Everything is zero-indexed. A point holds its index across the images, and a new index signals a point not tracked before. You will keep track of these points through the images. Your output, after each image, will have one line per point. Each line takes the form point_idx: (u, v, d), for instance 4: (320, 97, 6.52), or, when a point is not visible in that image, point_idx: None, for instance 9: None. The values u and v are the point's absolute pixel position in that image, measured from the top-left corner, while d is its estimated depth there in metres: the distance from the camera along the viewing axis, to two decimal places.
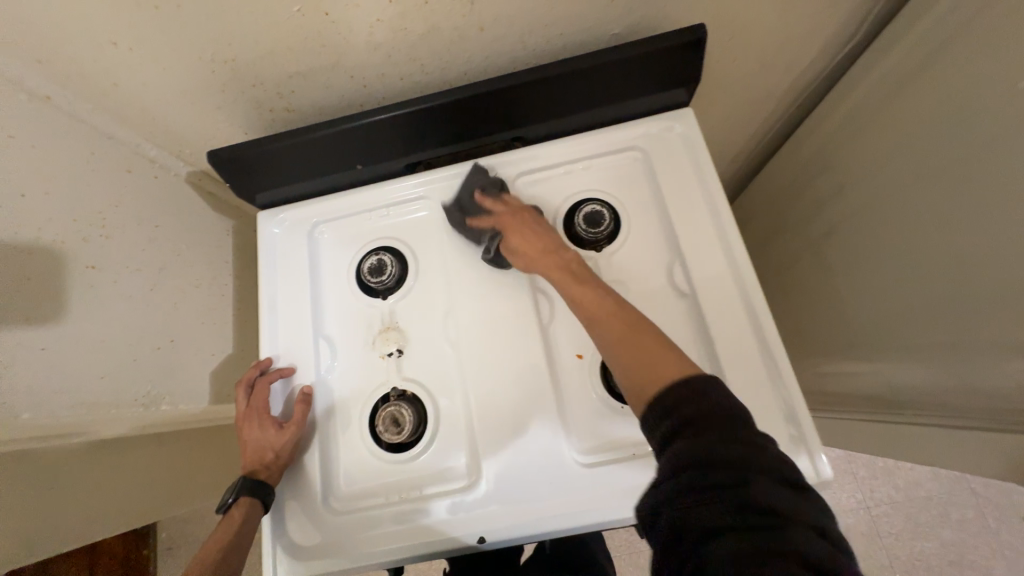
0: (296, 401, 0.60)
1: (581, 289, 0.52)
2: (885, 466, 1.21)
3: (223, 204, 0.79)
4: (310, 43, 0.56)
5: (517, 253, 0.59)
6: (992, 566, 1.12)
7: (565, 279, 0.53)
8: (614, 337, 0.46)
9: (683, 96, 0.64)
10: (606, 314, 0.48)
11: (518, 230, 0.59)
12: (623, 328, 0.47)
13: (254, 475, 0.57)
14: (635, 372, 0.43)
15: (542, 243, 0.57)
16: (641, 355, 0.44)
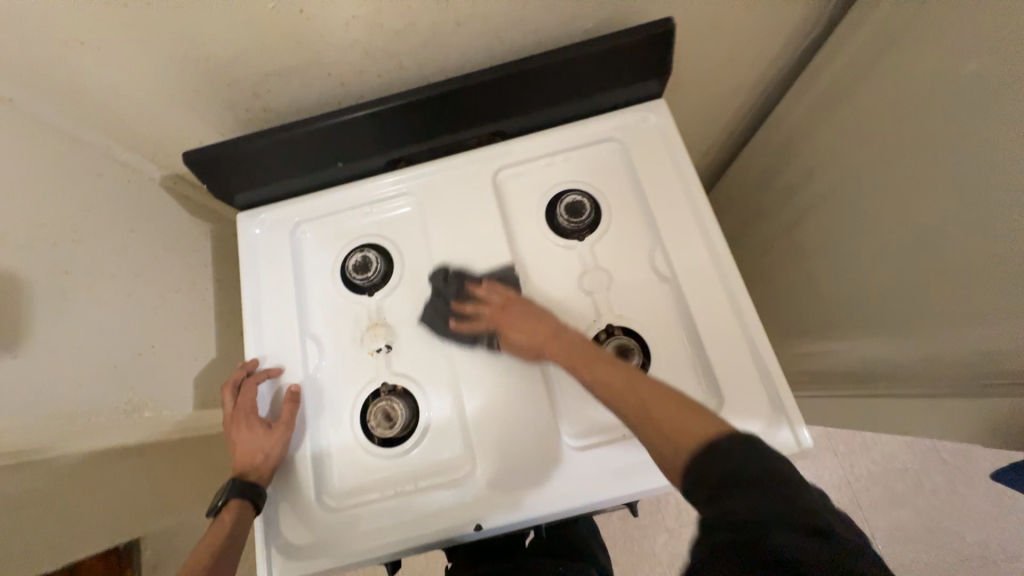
0: (284, 400, 0.59)
1: (588, 362, 0.50)
2: (862, 442, 1.27)
3: (199, 207, 0.78)
4: (285, 41, 0.56)
5: (518, 347, 0.57)
6: (963, 531, 1.18)
7: (573, 359, 0.51)
8: (635, 415, 0.44)
9: (657, 87, 0.66)
10: (616, 388, 0.47)
11: (511, 323, 0.57)
12: (639, 398, 0.45)
13: (243, 477, 0.56)
14: (668, 448, 0.41)
15: (538, 329, 0.55)
16: (665, 420, 0.42)
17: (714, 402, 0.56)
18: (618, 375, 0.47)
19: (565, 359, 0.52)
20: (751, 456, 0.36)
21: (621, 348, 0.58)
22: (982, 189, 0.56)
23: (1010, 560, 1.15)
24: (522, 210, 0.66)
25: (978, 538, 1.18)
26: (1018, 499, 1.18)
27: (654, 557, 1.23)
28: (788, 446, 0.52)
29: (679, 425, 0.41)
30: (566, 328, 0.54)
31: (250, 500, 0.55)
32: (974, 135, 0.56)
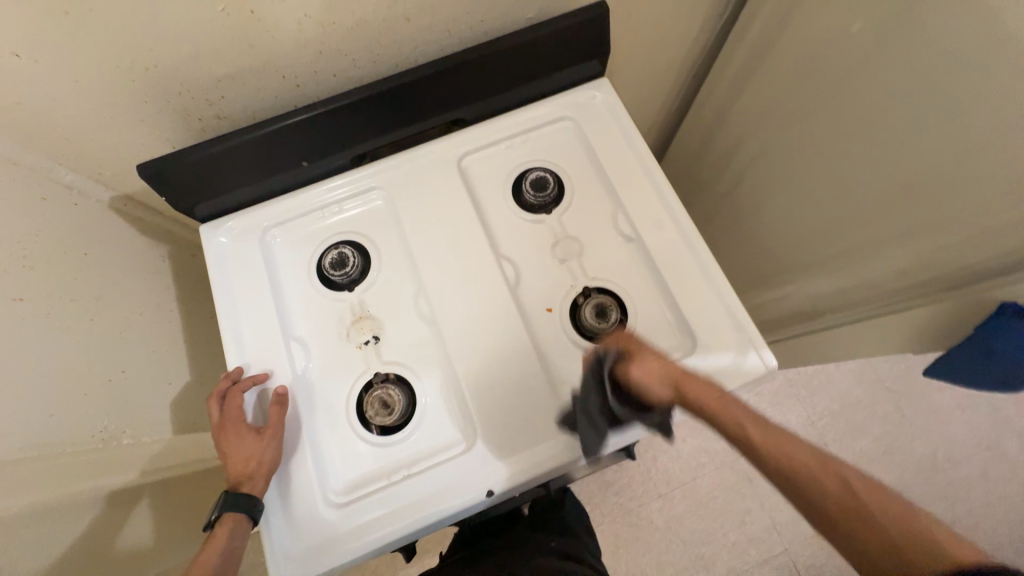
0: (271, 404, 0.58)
1: (770, 431, 0.45)
2: (819, 383, 1.38)
3: (155, 230, 0.74)
4: (236, 44, 0.56)
5: (651, 381, 0.52)
6: (914, 448, 1.32)
7: (736, 412, 0.47)
8: (839, 508, 0.41)
9: (598, 68, 0.72)
10: (817, 478, 0.42)
11: (644, 350, 0.53)
12: (846, 494, 0.41)
13: (235, 488, 0.55)
14: (885, 555, 0.38)
15: (677, 369, 0.51)
16: (891, 530, 0.39)
17: (688, 342, 0.61)
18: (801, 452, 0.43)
19: (722, 412, 0.47)
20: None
21: (600, 306, 0.62)
22: (879, 130, 0.66)
23: (954, 465, 1.30)
24: (489, 192, 0.69)
25: (928, 452, 1.32)
26: (954, 411, 1.34)
27: (653, 524, 1.28)
28: (758, 369, 0.58)
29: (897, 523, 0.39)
30: (711, 379, 0.51)
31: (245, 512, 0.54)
32: (866, 85, 0.65)
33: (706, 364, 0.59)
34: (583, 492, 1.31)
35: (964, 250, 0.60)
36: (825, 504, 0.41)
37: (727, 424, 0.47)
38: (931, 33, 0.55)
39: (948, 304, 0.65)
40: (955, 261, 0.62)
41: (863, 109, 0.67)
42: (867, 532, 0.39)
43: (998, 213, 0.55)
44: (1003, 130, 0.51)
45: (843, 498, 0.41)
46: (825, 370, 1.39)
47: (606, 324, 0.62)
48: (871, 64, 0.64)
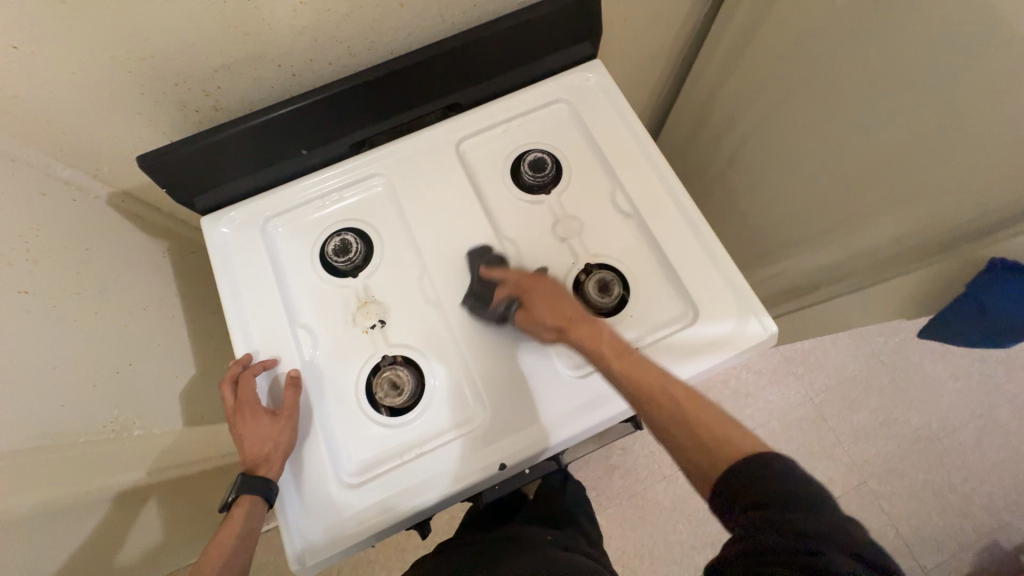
0: (285, 386, 0.58)
1: (630, 363, 0.52)
2: (815, 359, 1.41)
3: (153, 226, 0.74)
4: (233, 33, 0.57)
5: (541, 326, 0.57)
6: (909, 419, 1.35)
7: (609, 352, 0.54)
8: (674, 420, 0.48)
9: (590, 49, 0.73)
10: (660, 395, 0.49)
11: (538, 301, 0.58)
12: (682, 411, 0.48)
13: (252, 470, 0.55)
14: (693, 450, 0.46)
15: (563, 315, 0.56)
16: (704, 435, 0.46)
17: (690, 312, 0.62)
18: (650, 375, 0.51)
19: (597, 349, 0.54)
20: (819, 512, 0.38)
21: (602, 282, 0.63)
22: (865, 100, 0.67)
23: (948, 434, 1.33)
24: (489, 175, 0.70)
25: (923, 423, 1.35)
26: (946, 381, 1.37)
27: (659, 505, 1.30)
28: (759, 335, 0.59)
29: (708, 427, 0.46)
30: (596, 321, 0.56)
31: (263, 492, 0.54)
32: (852, 56, 0.67)
33: (707, 333, 0.60)
34: (589, 477, 1.33)
35: (954, 212, 0.62)
36: (658, 416, 0.49)
37: (599, 358, 0.54)
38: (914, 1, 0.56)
39: (939, 268, 0.67)
40: (945, 225, 0.64)
41: (850, 81, 0.68)
42: (689, 435, 0.46)
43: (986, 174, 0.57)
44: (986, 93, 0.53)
45: (679, 410, 0.48)
46: (820, 347, 1.41)
47: (609, 298, 0.63)
48: (856, 35, 0.65)
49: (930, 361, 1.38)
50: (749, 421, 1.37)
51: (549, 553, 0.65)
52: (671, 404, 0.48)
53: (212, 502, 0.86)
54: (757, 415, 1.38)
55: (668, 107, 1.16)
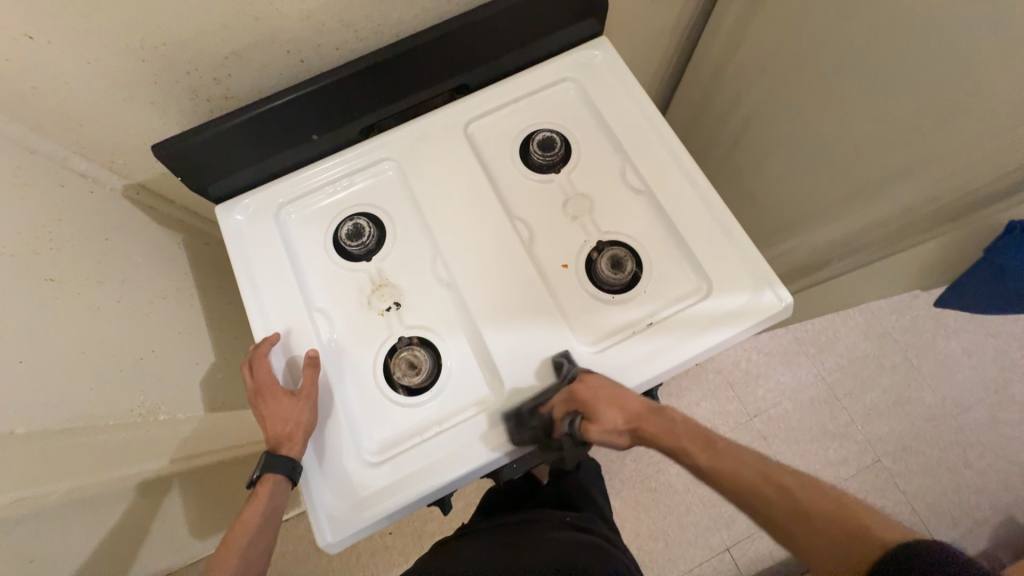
0: (303, 366, 0.59)
1: (719, 458, 0.49)
2: (827, 339, 1.40)
3: (167, 218, 0.75)
4: (241, 18, 0.57)
5: (612, 432, 0.54)
6: (923, 397, 1.34)
7: (686, 443, 0.51)
8: (793, 519, 0.44)
9: (596, 27, 0.73)
10: (764, 492, 0.46)
11: (600, 407, 0.54)
12: (794, 504, 0.44)
13: (275, 449, 0.56)
14: (828, 549, 0.41)
15: (631, 412, 0.54)
16: (837, 532, 0.41)
17: (704, 285, 0.62)
18: (746, 468, 0.48)
19: (675, 441, 0.52)
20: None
21: (615, 258, 0.63)
22: (873, 68, 0.66)
23: (963, 411, 1.33)
24: (497, 156, 0.70)
25: (937, 400, 1.34)
26: (960, 358, 1.36)
27: (672, 487, 1.30)
28: (774, 306, 0.59)
29: (837, 524, 0.42)
30: (664, 409, 0.54)
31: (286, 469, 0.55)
32: (860, 24, 0.66)
33: (722, 305, 0.60)
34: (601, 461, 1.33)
35: (968, 178, 0.61)
36: (773, 514, 0.45)
37: (683, 454, 0.51)
38: None
39: (955, 235, 0.67)
40: (961, 191, 0.63)
41: (859, 49, 0.67)
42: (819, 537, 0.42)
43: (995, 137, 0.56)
44: (1000, 55, 0.52)
45: (791, 504, 0.44)
46: (831, 327, 1.40)
47: (623, 274, 0.63)
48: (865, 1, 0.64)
49: (944, 338, 1.37)
50: (762, 402, 1.37)
51: (567, 534, 0.66)
52: (786, 507, 0.44)
53: (234, 489, 0.88)
54: (769, 396, 1.38)
55: (673, 87, 1.15)
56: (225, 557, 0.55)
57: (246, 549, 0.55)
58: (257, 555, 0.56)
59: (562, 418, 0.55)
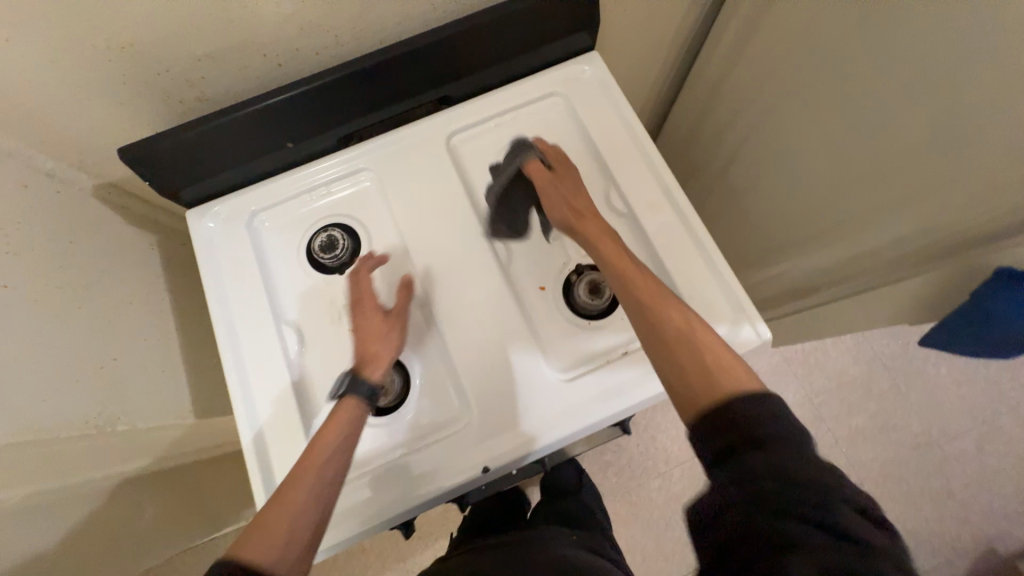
0: (398, 289, 0.60)
1: (661, 295, 0.51)
2: (815, 360, 1.39)
3: (141, 217, 0.74)
4: (215, 21, 0.55)
5: (557, 194, 0.60)
6: (909, 423, 1.33)
7: (629, 275, 0.53)
8: (682, 342, 0.48)
9: (588, 41, 0.70)
10: (678, 324, 0.49)
11: (566, 179, 0.62)
12: (696, 341, 0.48)
13: (359, 369, 0.55)
14: (692, 370, 0.46)
15: (580, 208, 0.59)
16: (711, 368, 0.46)
17: None
18: (663, 300, 0.51)
19: (618, 267, 0.54)
20: (820, 464, 0.38)
21: (594, 283, 0.62)
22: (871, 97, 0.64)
23: (948, 439, 1.32)
24: (479, 171, 0.69)
25: (923, 427, 1.33)
26: (948, 387, 1.35)
27: (652, 501, 1.30)
28: (752, 341, 0.58)
29: (715, 362, 0.46)
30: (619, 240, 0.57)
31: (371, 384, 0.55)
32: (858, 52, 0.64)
33: None
34: None
35: (962, 217, 0.59)
36: (670, 339, 0.49)
37: (618, 284, 0.53)
38: None
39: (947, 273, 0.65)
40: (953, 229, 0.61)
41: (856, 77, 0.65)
42: (687, 355, 0.47)
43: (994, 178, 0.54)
44: (998, 94, 0.50)
45: (693, 337, 0.48)
46: (821, 348, 1.39)
47: (599, 300, 0.62)
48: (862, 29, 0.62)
49: (933, 365, 1.35)
50: None
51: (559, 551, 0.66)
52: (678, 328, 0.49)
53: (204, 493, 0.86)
54: None
55: (671, 99, 1.13)
56: (298, 490, 0.48)
57: (321, 484, 0.49)
58: (330, 494, 0.49)
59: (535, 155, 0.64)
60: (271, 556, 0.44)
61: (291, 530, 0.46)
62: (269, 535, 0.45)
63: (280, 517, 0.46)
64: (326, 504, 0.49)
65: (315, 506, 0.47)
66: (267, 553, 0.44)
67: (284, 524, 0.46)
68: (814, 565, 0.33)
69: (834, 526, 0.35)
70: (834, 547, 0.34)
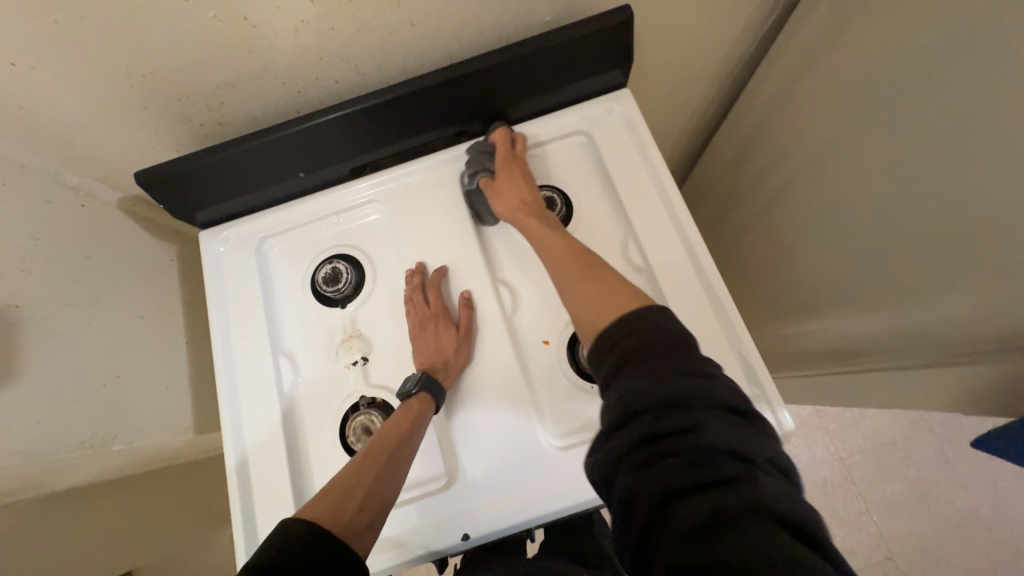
0: (462, 303, 0.59)
1: (567, 245, 0.53)
2: (851, 417, 1.28)
3: (164, 230, 0.75)
4: (232, 51, 0.54)
5: (497, 195, 0.60)
6: (954, 498, 1.20)
7: (547, 231, 0.56)
8: (582, 280, 0.49)
9: (620, 78, 0.66)
10: (579, 262, 0.51)
11: (505, 175, 0.61)
12: (593, 276, 0.49)
13: (431, 373, 0.55)
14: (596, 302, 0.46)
15: (521, 199, 0.59)
16: (602, 297, 0.46)
17: None
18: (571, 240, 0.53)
19: (536, 229, 0.56)
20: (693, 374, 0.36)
21: None
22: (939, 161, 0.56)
23: (1000, 521, 1.18)
24: None
25: (971, 504, 1.20)
26: (1005, 463, 1.20)
27: None
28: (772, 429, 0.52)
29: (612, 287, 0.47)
30: (547, 214, 0.58)
31: (437, 394, 0.54)
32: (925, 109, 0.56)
33: None
34: None
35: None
36: (571, 279, 0.50)
37: (536, 237, 0.56)
38: (1012, 53, 0.45)
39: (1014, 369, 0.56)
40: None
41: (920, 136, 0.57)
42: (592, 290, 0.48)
43: None
44: None
45: (592, 274, 0.49)
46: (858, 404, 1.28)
47: None
48: (930, 85, 0.54)
49: None
50: None
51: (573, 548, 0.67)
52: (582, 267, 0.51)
53: None
54: None
55: (714, 130, 1.06)
56: (370, 470, 0.48)
57: (389, 471, 0.49)
58: (395, 483, 0.49)
59: (479, 160, 0.62)
60: (344, 528, 0.44)
61: (361, 504, 0.46)
62: (342, 507, 0.45)
63: (353, 492, 0.46)
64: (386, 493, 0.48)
65: (384, 489, 0.48)
66: (339, 522, 0.44)
67: (356, 499, 0.46)
68: (701, 504, 0.31)
69: (707, 444, 0.33)
70: (712, 467, 0.32)
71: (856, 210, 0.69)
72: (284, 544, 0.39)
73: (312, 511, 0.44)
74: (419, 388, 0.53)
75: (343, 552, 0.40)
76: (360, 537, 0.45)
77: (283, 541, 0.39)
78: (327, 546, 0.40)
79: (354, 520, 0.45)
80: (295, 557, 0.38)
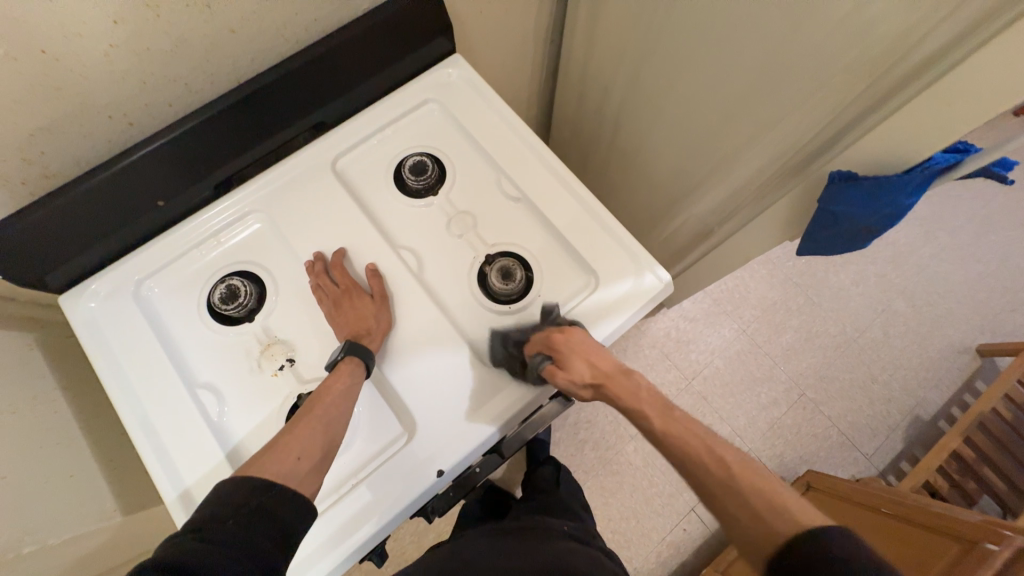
0: (368, 274, 0.62)
1: (674, 424, 0.50)
2: (740, 295, 1.51)
3: (9, 318, 0.65)
4: (39, 90, 0.50)
5: (576, 383, 0.56)
6: (827, 328, 1.49)
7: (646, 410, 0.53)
8: (716, 484, 0.46)
9: (447, 45, 0.73)
10: (694, 449, 0.48)
11: (571, 356, 0.56)
12: (727, 474, 0.45)
13: (356, 339, 0.57)
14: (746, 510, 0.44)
15: (600, 370, 0.55)
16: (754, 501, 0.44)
17: (592, 279, 0.64)
18: (692, 436, 0.49)
19: (634, 403, 0.53)
20: None
21: (504, 268, 0.64)
22: (702, 55, 0.71)
23: (861, 333, 1.49)
24: (371, 188, 0.69)
25: (840, 329, 1.49)
26: (850, 288, 1.52)
27: (632, 466, 1.35)
28: (656, 286, 0.63)
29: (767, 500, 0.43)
30: (632, 374, 0.55)
31: (366, 357, 0.56)
32: (682, 13, 0.70)
33: (612, 293, 0.63)
34: (562, 456, 1.35)
35: None
36: (711, 486, 0.46)
37: (637, 412, 0.53)
38: None
39: None
40: None
41: (682, 37, 0.72)
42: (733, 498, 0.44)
43: (802, 112, 0.61)
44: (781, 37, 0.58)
45: (723, 475, 0.46)
46: (741, 282, 1.52)
47: (514, 283, 0.64)
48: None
49: (834, 273, 1.53)
50: (694, 366, 1.45)
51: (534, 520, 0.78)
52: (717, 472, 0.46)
53: None
54: (702, 358, 1.46)
55: (552, 85, 1.19)
56: (308, 426, 0.51)
57: (328, 425, 0.52)
58: (336, 435, 0.52)
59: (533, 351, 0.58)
60: (283, 475, 0.47)
61: (301, 454, 0.49)
62: (280, 458, 0.48)
63: (291, 446, 0.49)
64: (325, 444, 0.51)
65: (325, 439, 0.51)
66: (278, 472, 0.47)
67: (293, 451, 0.49)
68: None
69: None
70: None
71: (665, 110, 0.85)
72: (220, 507, 0.43)
73: (251, 468, 0.47)
74: (346, 354, 0.55)
75: (278, 499, 0.45)
76: (303, 481, 0.48)
77: (223, 504, 0.43)
78: (261, 494, 0.44)
79: (293, 468, 0.48)
80: (230, 511, 0.42)
